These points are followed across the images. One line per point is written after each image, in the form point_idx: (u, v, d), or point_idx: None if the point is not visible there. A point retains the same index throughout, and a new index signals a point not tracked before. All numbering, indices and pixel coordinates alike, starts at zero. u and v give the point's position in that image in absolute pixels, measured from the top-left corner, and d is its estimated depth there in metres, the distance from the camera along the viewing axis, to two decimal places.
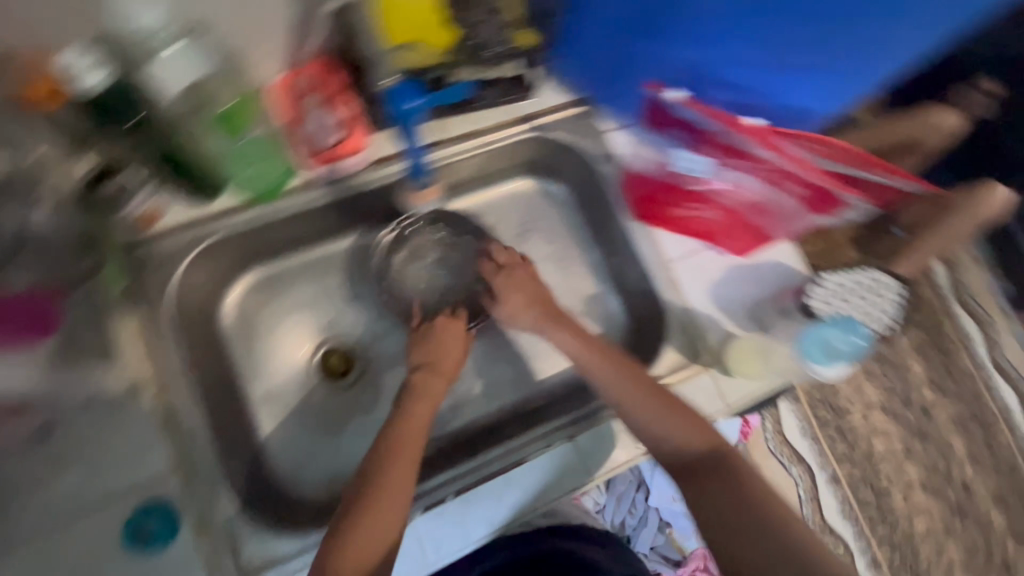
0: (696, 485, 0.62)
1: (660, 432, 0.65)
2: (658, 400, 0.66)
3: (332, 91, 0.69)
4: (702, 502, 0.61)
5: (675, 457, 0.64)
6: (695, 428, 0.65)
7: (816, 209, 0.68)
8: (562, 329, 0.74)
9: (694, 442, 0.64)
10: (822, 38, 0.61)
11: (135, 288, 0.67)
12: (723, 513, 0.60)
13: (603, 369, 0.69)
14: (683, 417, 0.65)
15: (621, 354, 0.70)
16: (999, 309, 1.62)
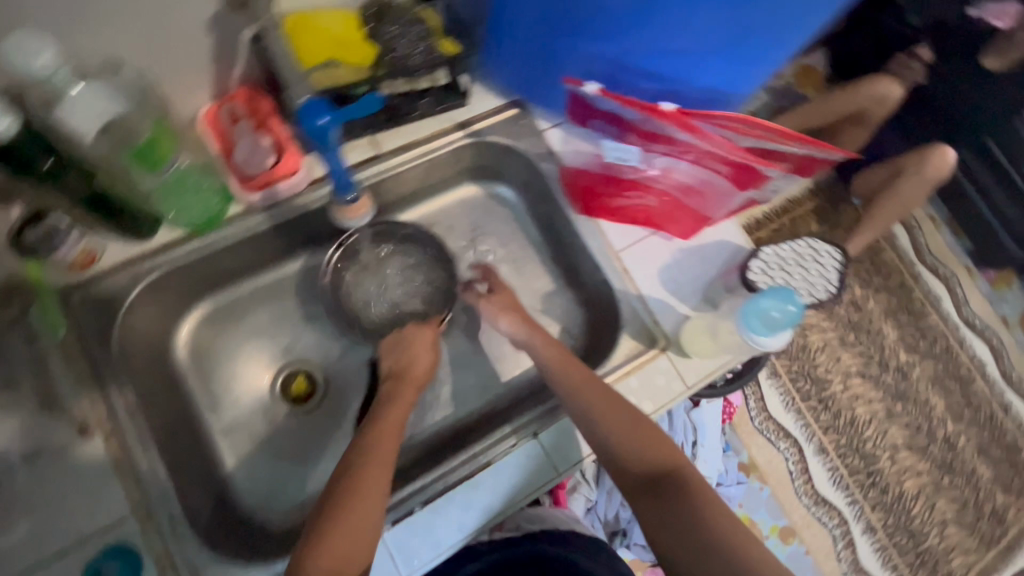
0: (653, 502, 0.61)
1: (619, 450, 0.65)
2: (616, 411, 0.66)
3: (262, 116, 0.73)
4: (660, 520, 0.60)
5: (634, 476, 0.64)
6: (653, 442, 0.65)
7: (743, 184, 0.70)
8: (530, 330, 0.76)
9: (652, 459, 0.64)
10: (719, 23, 0.63)
11: (75, 336, 0.68)
12: (682, 529, 0.58)
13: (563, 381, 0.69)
14: (641, 427, 0.66)
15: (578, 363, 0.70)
16: (961, 265, 1.69)
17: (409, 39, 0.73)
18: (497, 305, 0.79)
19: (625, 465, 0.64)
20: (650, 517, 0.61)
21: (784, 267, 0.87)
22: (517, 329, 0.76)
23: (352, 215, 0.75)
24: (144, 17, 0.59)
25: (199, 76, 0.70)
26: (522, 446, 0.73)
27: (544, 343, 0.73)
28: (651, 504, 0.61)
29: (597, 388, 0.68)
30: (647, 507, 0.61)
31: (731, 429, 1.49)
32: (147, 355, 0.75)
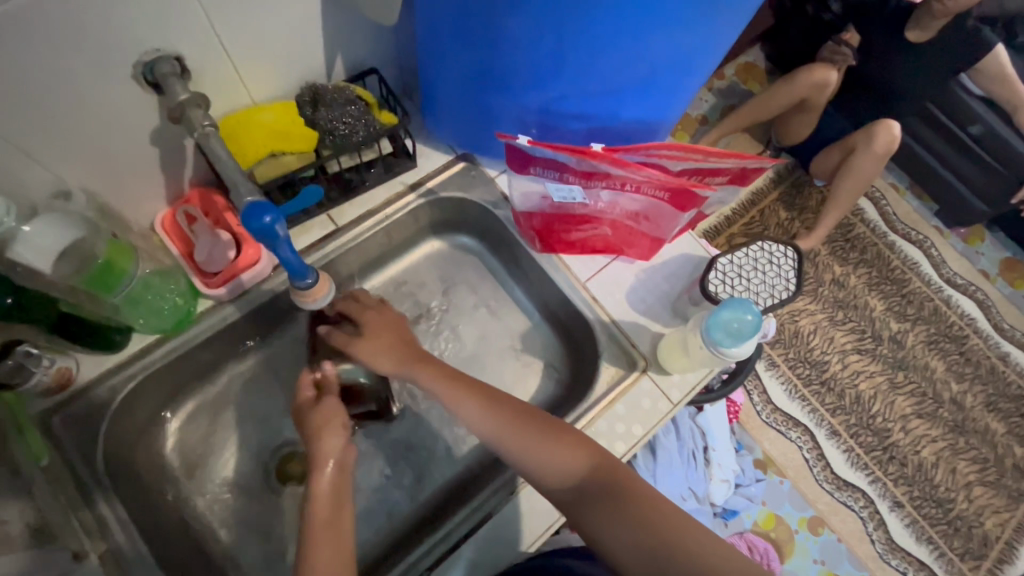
0: (584, 516, 0.60)
1: (538, 471, 0.62)
2: (527, 429, 0.64)
3: (217, 215, 0.75)
4: (593, 534, 0.59)
5: (558, 491, 0.62)
6: (568, 450, 0.62)
7: (687, 208, 0.72)
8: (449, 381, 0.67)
9: (571, 470, 0.62)
10: (633, 64, 0.68)
11: (59, 458, 0.67)
12: (617, 540, 0.57)
13: (467, 409, 0.66)
14: (552, 439, 0.63)
15: (485, 386, 0.67)
16: (931, 227, 1.73)
17: (349, 119, 0.74)
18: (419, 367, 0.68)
19: (545, 484, 0.63)
20: (584, 532, 0.60)
21: (741, 275, 0.88)
22: (397, 368, 0.69)
23: (311, 299, 0.62)
24: (92, 139, 0.62)
25: (154, 185, 0.73)
26: (518, 495, 0.72)
27: (432, 373, 0.68)
28: (584, 518, 0.60)
29: (496, 408, 0.65)
30: (581, 522, 0.60)
31: (739, 427, 1.49)
32: (132, 466, 0.74)
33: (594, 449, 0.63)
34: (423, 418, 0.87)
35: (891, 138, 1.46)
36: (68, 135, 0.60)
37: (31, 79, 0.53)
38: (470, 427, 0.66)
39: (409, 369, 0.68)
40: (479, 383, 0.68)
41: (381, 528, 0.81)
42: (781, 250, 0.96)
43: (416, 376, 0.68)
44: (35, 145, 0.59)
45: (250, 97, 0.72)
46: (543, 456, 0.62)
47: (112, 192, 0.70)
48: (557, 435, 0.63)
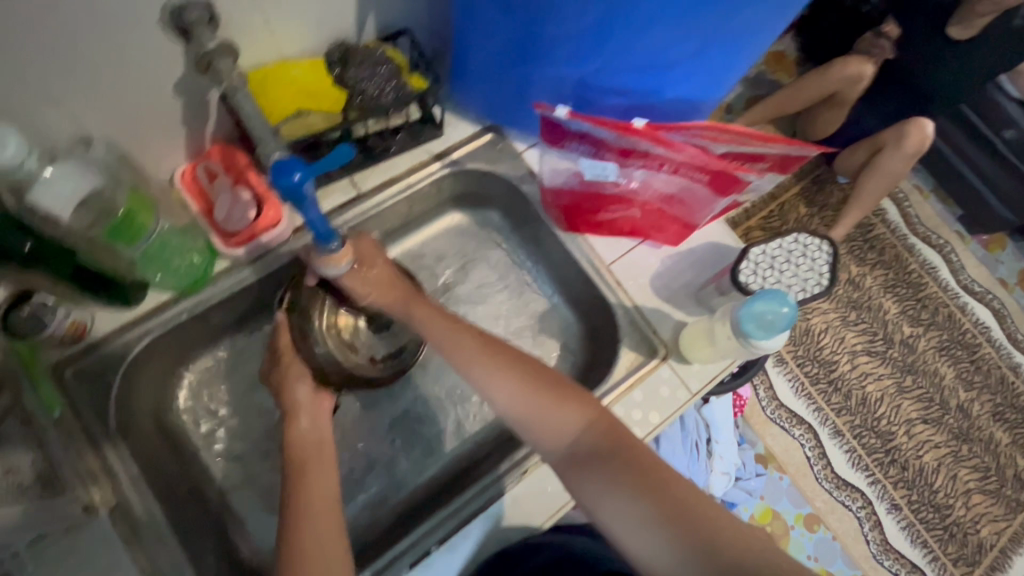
0: (579, 479, 0.57)
1: (533, 426, 0.60)
2: (523, 382, 0.61)
3: (237, 172, 0.73)
4: (587, 498, 0.56)
5: (553, 450, 0.59)
6: (567, 409, 0.60)
7: (724, 192, 0.70)
8: (445, 326, 0.65)
9: (568, 428, 0.59)
10: (682, 38, 0.65)
11: (71, 411, 0.66)
12: (613, 506, 0.54)
13: (460, 355, 0.63)
14: (549, 394, 0.60)
15: (479, 332, 0.65)
16: (953, 232, 1.69)
17: (378, 80, 0.71)
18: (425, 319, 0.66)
19: (540, 442, 0.60)
20: (579, 496, 0.57)
21: (774, 266, 0.85)
22: (388, 298, 0.67)
23: (333, 264, 0.60)
24: (114, 87, 0.59)
25: (174, 139, 0.70)
26: (532, 473, 0.71)
27: (431, 313, 0.66)
28: (577, 480, 0.57)
29: (493, 359, 0.62)
30: (575, 485, 0.57)
31: (743, 421, 1.47)
32: (144, 423, 0.74)
33: (593, 408, 0.60)
34: (434, 395, 0.86)
35: (923, 138, 1.40)
36: (90, 82, 0.58)
37: (53, 17, 0.50)
38: (463, 376, 0.63)
39: (402, 306, 0.67)
40: (474, 329, 0.65)
41: (387, 500, 0.80)
42: (814, 243, 0.93)
43: (413, 315, 0.67)
44: (56, 89, 0.56)
45: (278, 53, 0.69)
46: (540, 411, 0.60)
47: (132, 143, 0.67)
48: (556, 392, 0.60)
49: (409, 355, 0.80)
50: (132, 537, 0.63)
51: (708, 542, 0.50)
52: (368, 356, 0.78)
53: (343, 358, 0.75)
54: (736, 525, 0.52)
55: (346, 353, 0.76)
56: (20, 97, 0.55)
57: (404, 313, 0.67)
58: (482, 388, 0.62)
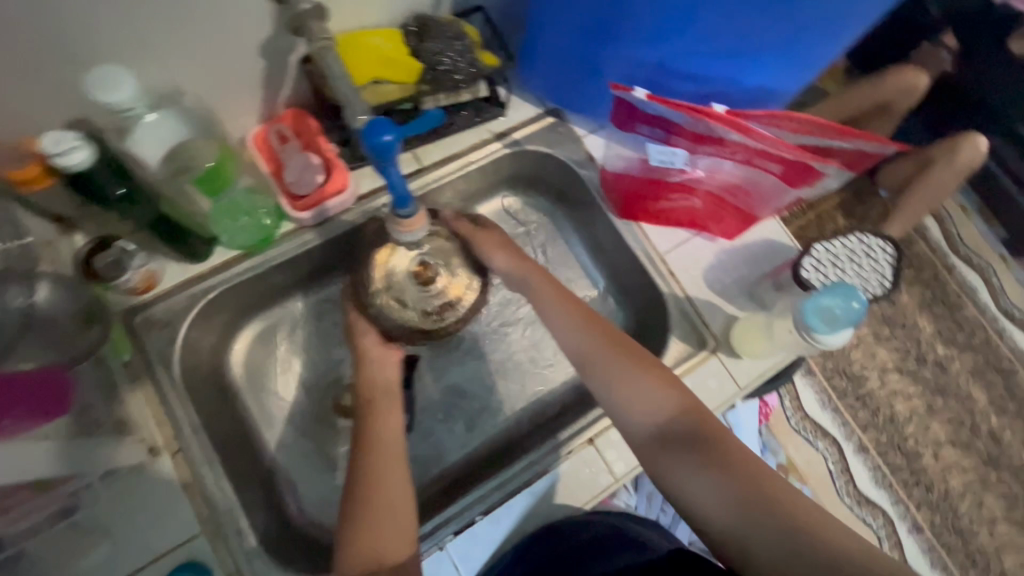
0: (669, 459, 0.57)
1: (625, 404, 0.61)
2: (619, 356, 0.63)
3: (308, 136, 0.74)
4: (676, 480, 0.56)
5: (642, 428, 0.60)
6: (659, 389, 0.61)
7: (794, 183, 0.70)
8: (553, 298, 0.69)
9: (659, 407, 0.60)
10: (765, 26, 0.65)
11: (139, 356, 0.68)
12: (704, 488, 0.54)
13: (565, 323, 0.67)
14: (645, 370, 0.62)
15: (585, 305, 0.68)
16: (997, 255, 1.63)
17: (453, 54, 0.72)
18: (545, 288, 0.70)
19: (630, 419, 0.60)
20: (665, 477, 0.57)
21: (836, 263, 0.83)
22: (512, 264, 0.72)
23: (407, 229, 0.61)
24: (205, 43, 0.61)
25: (252, 100, 0.72)
26: (579, 453, 0.72)
27: (544, 281, 0.71)
28: (666, 460, 0.57)
29: (594, 332, 0.65)
30: (662, 466, 0.57)
31: (767, 429, 1.45)
32: (206, 377, 0.75)
33: (683, 393, 0.61)
34: (481, 373, 0.87)
35: (974, 157, 1.36)
36: (184, 35, 0.59)
37: None
38: (562, 346, 0.67)
39: (523, 270, 0.72)
40: (580, 302, 0.69)
41: (427, 471, 0.81)
42: (875, 243, 0.91)
43: (528, 280, 0.71)
44: (154, 40, 0.58)
45: (358, 21, 0.70)
46: (634, 388, 0.61)
47: (216, 101, 0.69)
48: (650, 371, 0.62)
49: (464, 304, 0.78)
50: (189, 481, 0.65)
51: (800, 528, 0.50)
52: (419, 311, 0.76)
53: (399, 316, 0.75)
54: (834, 520, 0.51)
55: (399, 311, 0.75)
56: (121, 44, 0.56)
57: (520, 281, 0.72)
58: (584, 356, 0.65)
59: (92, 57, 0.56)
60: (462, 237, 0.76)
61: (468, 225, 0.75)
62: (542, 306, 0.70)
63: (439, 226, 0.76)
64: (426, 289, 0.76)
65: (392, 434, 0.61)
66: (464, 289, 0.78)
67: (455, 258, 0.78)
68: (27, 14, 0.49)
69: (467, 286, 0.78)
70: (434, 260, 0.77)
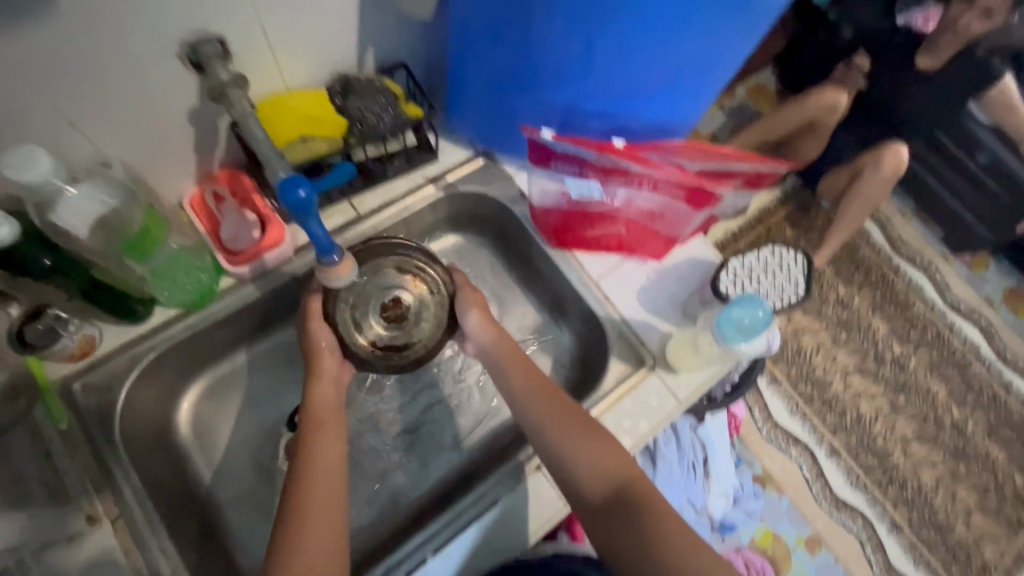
0: (611, 527, 0.61)
1: (575, 471, 0.64)
2: (574, 427, 0.66)
3: (243, 194, 0.76)
4: (615, 550, 0.60)
5: (590, 497, 0.63)
6: (607, 455, 0.65)
7: (698, 207, 0.77)
8: (515, 366, 0.72)
9: (608, 475, 0.63)
10: (654, 66, 0.71)
11: (76, 424, 0.68)
12: (641, 557, 0.58)
13: (524, 391, 0.70)
14: (595, 438, 0.65)
15: (543, 375, 0.71)
16: (936, 252, 1.70)
17: (378, 109, 0.76)
18: (508, 352, 0.73)
19: (580, 488, 0.63)
20: (605, 547, 0.61)
21: (752, 276, 0.91)
22: (485, 328, 0.75)
23: (334, 276, 0.64)
24: (132, 116, 0.64)
25: (185, 163, 0.74)
26: (528, 481, 0.73)
27: (510, 350, 0.74)
28: (610, 529, 0.61)
29: (547, 398, 0.69)
30: (603, 532, 0.61)
31: (740, 441, 1.47)
32: (149, 437, 0.75)
33: (627, 459, 0.65)
34: (435, 410, 0.88)
35: (898, 160, 1.42)
36: (109, 110, 0.62)
37: (80, 53, 0.55)
38: (519, 415, 0.69)
39: (494, 338, 0.74)
40: (539, 369, 0.72)
41: (384, 512, 0.81)
42: (787, 252, 1.00)
43: (495, 348, 0.74)
44: (80, 115, 0.61)
45: (283, 83, 0.74)
46: (584, 456, 0.64)
47: (147, 167, 0.71)
48: (598, 437, 0.65)
49: (416, 351, 0.76)
50: (130, 545, 0.64)
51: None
52: (370, 342, 0.74)
53: (351, 335, 0.73)
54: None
55: (349, 330, 0.73)
56: (47, 119, 0.59)
57: (489, 347, 0.74)
58: (538, 425, 0.67)
59: (17, 135, 0.59)
60: (454, 288, 0.78)
61: (463, 277, 0.79)
62: (501, 379, 0.73)
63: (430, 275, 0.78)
64: (385, 324, 0.76)
65: (326, 477, 0.61)
66: (425, 338, 0.76)
67: (428, 312, 0.77)
68: None
69: (427, 339, 0.76)
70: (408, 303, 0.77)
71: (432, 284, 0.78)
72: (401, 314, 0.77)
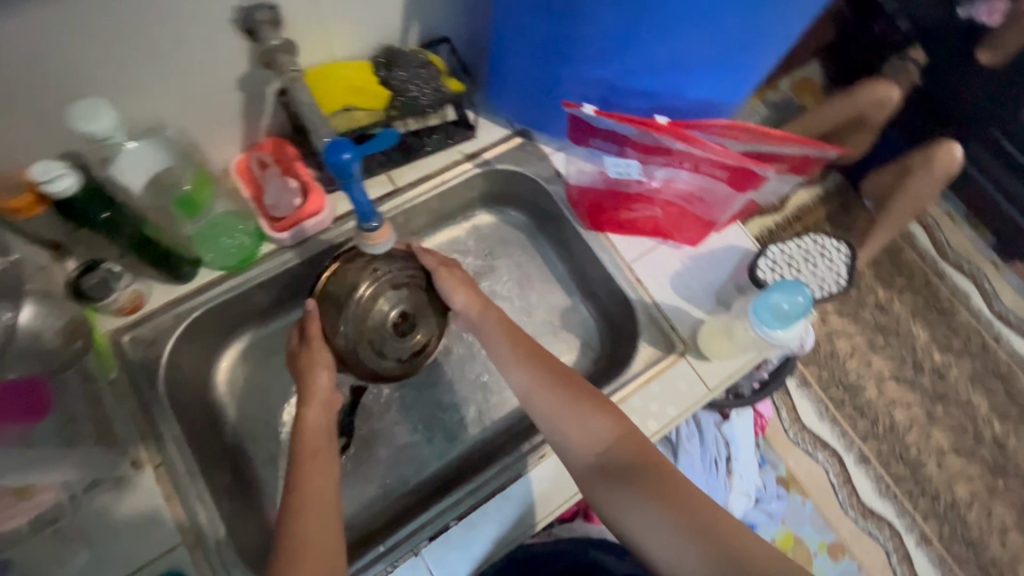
0: (607, 490, 0.61)
1: (566, 436, 0.63)
2: (562, 391, 0.65)
3: (286, 163, 0.78)
4: (614, 513, 0.60)
5: (584, 459, 0.63)
6: (600, 417, 0.64)
7: (740, 188, 0.76)
8: (500, 330, 0.71)
9: (600, 437, 0.63)
10: (704, 40, 0.69)
11: (123, 373, 0.71)
12: (638, 517, 0.59)
13: (510, 356, 0.69)
14: (584, 400, 0.64)
15: (529, 339, 0.70)
16: (986, 260, 1.62)
17: (420, 82, 0.77)
18: (493, 321, 0.72)
19: (571, 451, 0.63)
20: (603, 510, 0.61)
21: (791, 263, 0.90)
22: (471, 301, 0.73)
23: (372, 242, 0.69)
24: (187, 79, 0.67)
25: (233, 129, 0.76)
26: (546, 459, 0.74)
27: (494, 317, 0.72)
28: (606, 492, 0.61)
29: (533, 364, 0.67)
30: (600, 494, 0.61)
31: (765, 441, 1.44)
32: (190, 392, 0.78)
33: (622, 421, 0.64)
34: (462, 385, 0.89)
35: (952, 161, 1.36)
36: (166, 72, 0.64)
37: (142, 13, 0.57)
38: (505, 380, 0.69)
39: (479, 309, 0.72)
40: (524, 335, 0.71)
41: (406, 481, 0.83)
42: (829, 241, 0.98)
43: (481, 318, 0.72)
44: (139, 76, 0.63)
45: (330, 53, 0.76)
46: (574, 421, 0.63)
47: (198, 131, 0.74)
48: (590, 401, 0.64)
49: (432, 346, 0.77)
50: (170, 491, 0.67)
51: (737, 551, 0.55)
52: (396, 361, 0.73)
53: (377, 364, 0.72)
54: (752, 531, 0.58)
55: (377, 360, 0.72)
56: (109, 80, 0.62)
57: (477, 319, 0.73)
58: (525, 391, 0.67)
59: (80, 91, 0.61)
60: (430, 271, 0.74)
61: (435, 258, 0.74)
62: (488, 344, 0.71)
63: (414, 274, 0.74)
64: (403, 338, 0.73)
65: (321, 488, 0.59)
66: (433, 332, 0.76)
67: (427, 309, 0.75)
68: (15, 57, 0.55)
69: (437, 332, 0.77)
70: (411, 312, 0.73)
71: (420, 279, 0.74)
72: (411, 323, 0.74)
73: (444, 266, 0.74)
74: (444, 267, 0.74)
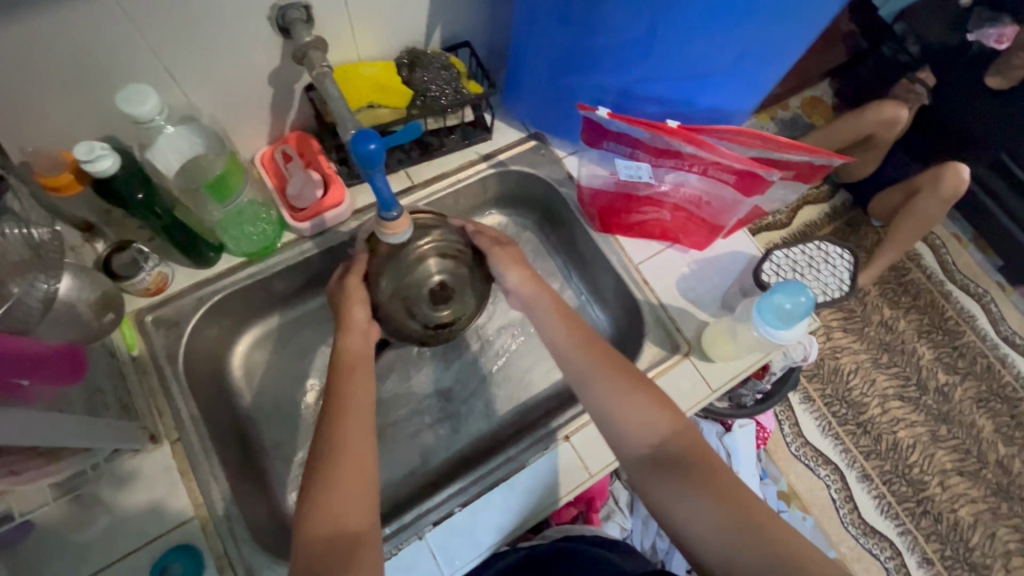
0: (657, 480, 0.60)
1: (619, 423, 0.64)
2: (619, 380, 0.66)
3: (309, 156, 0.82)
4: (663, 502, 0.59)
5: (637, 449, 0.63)
6: (655, 410, 0.64)
7: (749, 194, 0.76)
8: (554, 314, 0.72)
9: (653, 427, 0.63)
10: (714, 51, 0.71)
11: (145, 352, 0.74)
12: (688, 508, 0.58)
13: (566, 342, 0.70)
14: (640, 391, 0.65)
15: (586, 326, 0.71)
16: (992, 282, 1.63)
17: (442, 82, 0.80)
18: (551, 305, 0.72)
19: (625, 438, 0.63)
20: (651, 499, 0.61)
21: (795, 268, 0.91)
22: (525, 282, 0.74)
23: (392, 232, 0.67)
24: (221, 73, 0.70)
25: (260, 123, 0.80)
26: (556, 449, 0.76)
27: (551, 301, 0.73)
28: (657, 481, 0.60)
29: (593, 351, 0.68)
30: (650, 484, 0.61)
31: (767, 455, 1.45)
32: (207, 374, 0.81)
33: (678, 416, 0.64)
34: (469, 378, 0.91)
35: (959, 182, 1.33)
36: (202, 65, 0.68)
37: (185, 9, 0.61)
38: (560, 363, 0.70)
39: (534, 290, 0.73)
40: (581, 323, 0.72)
41: (412, 471, 0.85)
42: (830, 247, 1.01)
43: (536, 300, 0.73)
44: (178, 68, 0.67)
45: (356, 53, 0.79)
46: (628, 409, 0.64)
47: (228, 123, 0.77)
48: (646, 392, 0.65)
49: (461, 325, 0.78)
50: (186, 466, 0.69)
51: (789, 552, 0.54)
52: (422, 325, 0.75)
53: (403, 324, 0.74)
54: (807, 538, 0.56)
55: (405, 320, 0.74)
56: (150, 71, 0.65)
57: (531, 299, 0.73)
58: (580, 375, 0.68)
59: (122, 81, 0.65)
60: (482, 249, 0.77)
61: (489, 240, 0.77)
62: (543, 325, 0.72)
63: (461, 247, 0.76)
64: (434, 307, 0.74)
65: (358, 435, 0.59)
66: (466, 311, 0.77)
67: (470, 284, 0.76)
68: (66, 46, 0.58)
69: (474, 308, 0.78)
70: (450, 281, 0.74)
71: (467, 254, 0.76)
72: (449, 293, 0.75)
73: (504, 243, 0.77)
74: (502, 244, 0.77)
